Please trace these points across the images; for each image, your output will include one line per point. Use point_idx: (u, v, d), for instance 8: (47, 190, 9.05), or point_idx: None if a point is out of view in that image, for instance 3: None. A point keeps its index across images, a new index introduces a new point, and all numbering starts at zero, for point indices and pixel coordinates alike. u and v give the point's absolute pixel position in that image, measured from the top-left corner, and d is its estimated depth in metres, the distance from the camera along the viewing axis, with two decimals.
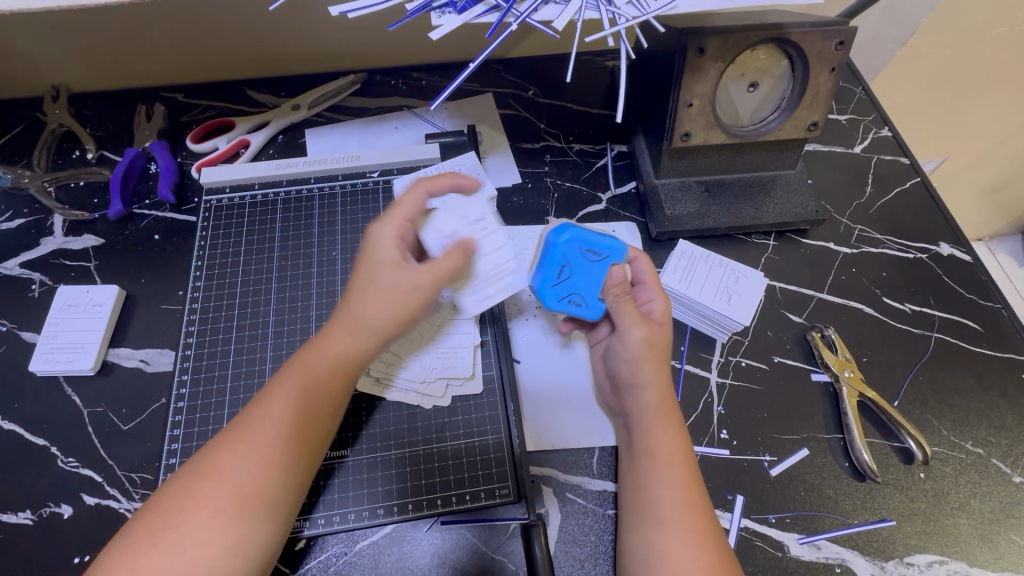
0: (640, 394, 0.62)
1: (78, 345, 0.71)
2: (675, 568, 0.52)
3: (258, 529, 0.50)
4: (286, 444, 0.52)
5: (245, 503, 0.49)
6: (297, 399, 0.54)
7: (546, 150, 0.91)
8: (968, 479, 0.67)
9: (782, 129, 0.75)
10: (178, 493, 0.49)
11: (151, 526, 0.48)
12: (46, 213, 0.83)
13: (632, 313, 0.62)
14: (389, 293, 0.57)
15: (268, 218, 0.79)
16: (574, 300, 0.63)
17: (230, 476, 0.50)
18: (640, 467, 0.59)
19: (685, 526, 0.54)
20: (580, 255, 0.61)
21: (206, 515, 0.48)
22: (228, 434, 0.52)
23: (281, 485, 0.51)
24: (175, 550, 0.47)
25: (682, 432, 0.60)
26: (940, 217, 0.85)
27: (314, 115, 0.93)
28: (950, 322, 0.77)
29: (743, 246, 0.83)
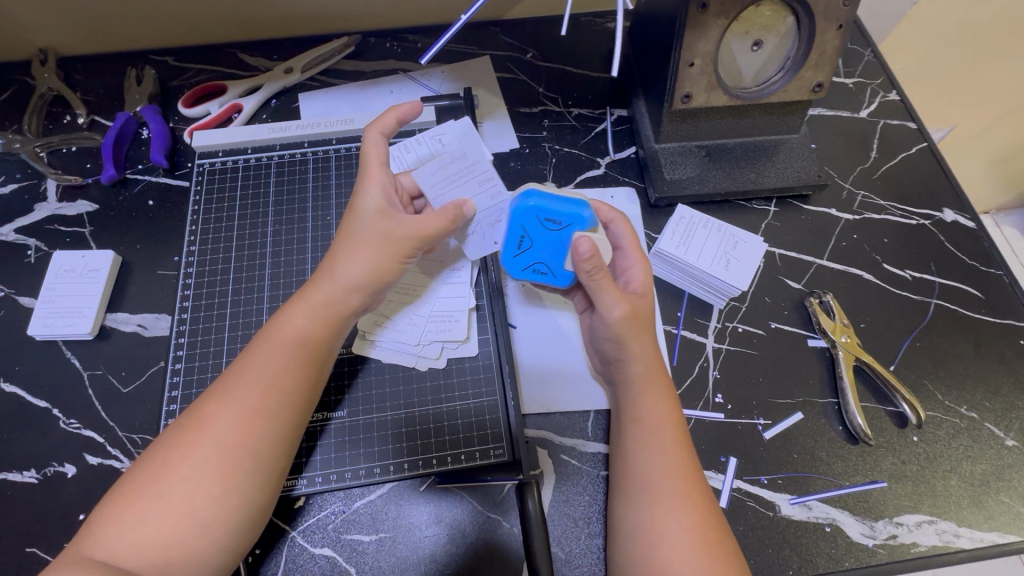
0: (627, 364, 0.61)
1: (75, 310, 0.71)
2: (666, 526, 0.53)
3: (243, 481, 0.50)
4: (265, 399, 0.53)
5: (230, 457, 0.50)
6: (279, 359, 0.55)
7: (544, 114, 0.89)
8: (960, 442, 0.67)
9: (786, 90, 0.72)
10: (166, 448, 0.50)
11: (140, 480, 0.49)
12: (39, 179, 0.82)
13: (612, 291, 0.60)
14: (376, 241, 0.60)
15: (261, 182, 0.78)
16: (539, 267, 0.64)
17: (215, 429, 0.50)
18: (628, 431, 0.59)
19: (675, 487, 0.55)
20: (541, 226, 0.61)
21: (192, 465, 0.49)
22: (213, 392, 0.53)
23: (263, 440, 0.52)
24: (165, 499, 0.48)
25: (671, 397, 0.60)
26: (944, 182, 0.84)
27: (307, 78, 0.91)
28: (951, 288, 0.76)
29: (743, 211, 0.81)
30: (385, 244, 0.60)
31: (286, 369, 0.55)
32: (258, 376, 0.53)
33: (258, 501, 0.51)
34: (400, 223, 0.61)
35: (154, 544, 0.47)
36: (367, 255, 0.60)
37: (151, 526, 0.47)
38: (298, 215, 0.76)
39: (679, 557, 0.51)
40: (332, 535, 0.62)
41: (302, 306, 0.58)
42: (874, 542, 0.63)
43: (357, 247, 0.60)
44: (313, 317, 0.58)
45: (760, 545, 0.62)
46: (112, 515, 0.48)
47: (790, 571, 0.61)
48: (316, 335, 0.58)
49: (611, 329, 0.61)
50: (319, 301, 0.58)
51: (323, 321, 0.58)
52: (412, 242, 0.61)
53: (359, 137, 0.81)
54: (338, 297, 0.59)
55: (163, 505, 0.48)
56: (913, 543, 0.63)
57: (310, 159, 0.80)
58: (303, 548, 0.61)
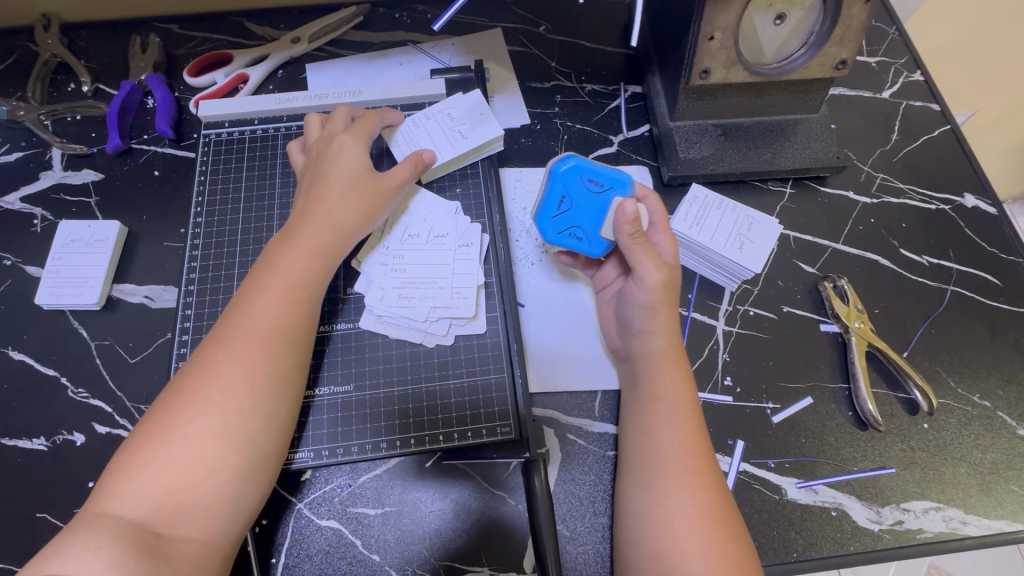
0: (649, 337, 0.61)
1: (82, 279, 0.71)
2: (675, 505, 0.52)
3: (247, 421, 0.50)
4: (267, 338, 0.54)
5: (233, 394, 0.50)
6: (276, 298, 0.56)
7: (556, 90, 0.87)
8: (972, 430, 0.66)
9: (808, 67, 0.70)
10: (172, 395, 0.51)
11: (147, 430, 0.49)
12: (44, 147, 0.81)
13: (650, 256, 0.60)
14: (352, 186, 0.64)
15: (267, 153, 0.77)
16: (574, 233, 0.65)
17: (216, 366, 0.51)
18: (642, 408, 0.59)
19: (686, 465, 0.54)
20: (582, 185, 0.64)
21: (197, 407, 0.49)
22: (212, 337, 0.54)
23: (266, 375, 0.52)
24: (173, 443, 0.48)
25: (687, 373, 0.60)
26: (967, 166, 0.82)
27: (315, 49, 0.89)
28: (968, 275, 0.75)
29: (758, 193, 0.80)
30: (362, 190, 0.64)
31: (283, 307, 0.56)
32: (257, 318, 0.54)
33: (266, 443, 0.52)
34: (380, 178, 0.66)
35: (162, 490, 0.47)
36: (349, 199, 0.63)
37: (160, 472, 0.47)
38: None
39: (688, 534, 0.51)
40: (338, 508, 0.62)
41: (292, 246, 0.60)
42: (880, 527, 0.62)
43: (343, 196, 0.63)
44: (310, 257, 0.60)
45: (765, 527, 0.62)
46: (123, 467, 0.47)
47: (795, 554, 0.61)
48: (311, 275, 0.59)
49: (647, 294, 0.61)
50: (313, 241, 0.60)
51: (316, 261, 0.60)
52: (390, 195, 0.66)
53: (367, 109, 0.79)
54: (329, 237, 0.61)
55: (170, 452, 0.48)
56: (919, 529, 0.62)
57: None
58: (309, 520, 0.61)
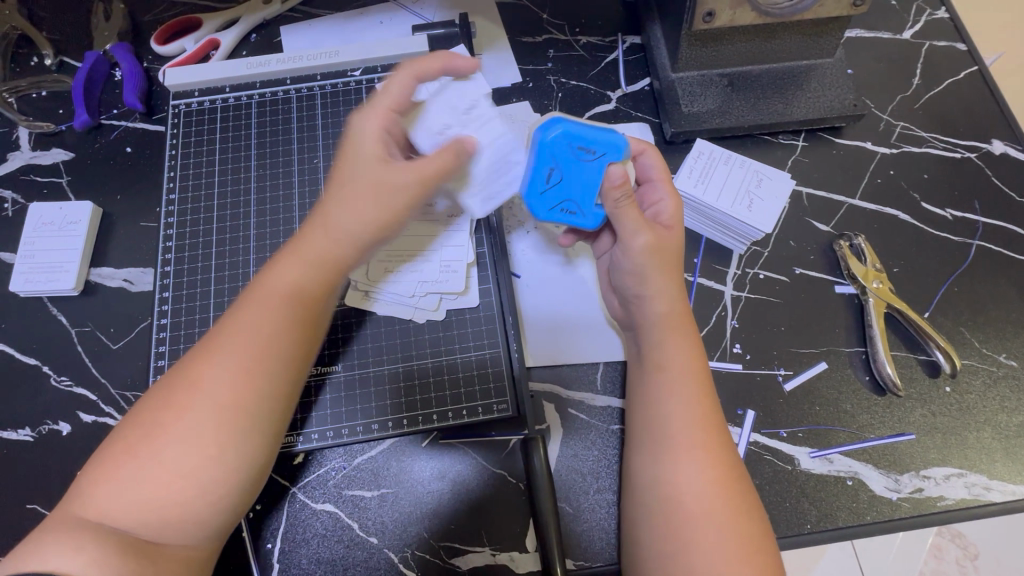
0: (649, 303, 0.57)
1: (57, 264, 0.68)
2: (683, 484, 0.50)
3: (238, 441, 0.46)
4: (261, 357, 0.48)
5: (222, 416, 0.46)
6: (276, 312, 0.50)
7: (549, 44, 0.81)
8: (998, 392, 0.62)
9: (823, 4, 0.64)
10: (157, 405, 0.46)
11: (129, 440, 0.45)
12: (10, 126, 0.77)
13: (634, 217, 0.55)
14: (372, 186, 0.52)
15: (241, 124, 0.72)
16: (567, 207, 0.57)
17: (207, 383, 0.47)
18: (647, 381, 0.55)
19: (694, 443, 0.51)
20: (572, 154, 0.55)
21: (184, 426, 0.45)
22: (204, 345, 0.49)
23: (263, 398, 0.47)
24: (157, 461, 0.45)
25: (694, 339, 0.56)
26: (995, 111, 0.76)
27: (288, 10, 0.83)
28: (996, 228, 0.70)
29: (769, 148, 0.74)
30: (379, 186, 0.52)
31: (284, 323, 0.49)
32: (253, 333, 0.48)
33: (258, 461, 0.48)
34: (399, 168, 0.53)
35: (145, 504, 0.44)
36: (366, 203, 0.52)
37: (142, 485, 0.44)
38: (283, 158, 0.71)
39: (699, 509, 0.49)
40: (334, 491, 0.60)
41: (296, 251, 0.52)
42: (898, 496, 0.59)
43: (358, 192, 0.52)
44: (312, 264, 0.52)
45: (776, 499, 0.59)
46: (104, 473, 0.44)
47: (808, 526, 0.59)
48: (315, 285, 0.52)
49: (633, 260, 0.57)
50: (314, 249, 0.52)
51: (318, 272, 0.51)
52: (415, 193, 0.53)
53: (345, 71, 0.74)
54: (333, 246, 0.52)
55: (154, 465, 0.44)
56: (940, 496, 0.59)
57: (293, 97, 0.73)
58: (305, 504, 0.59)
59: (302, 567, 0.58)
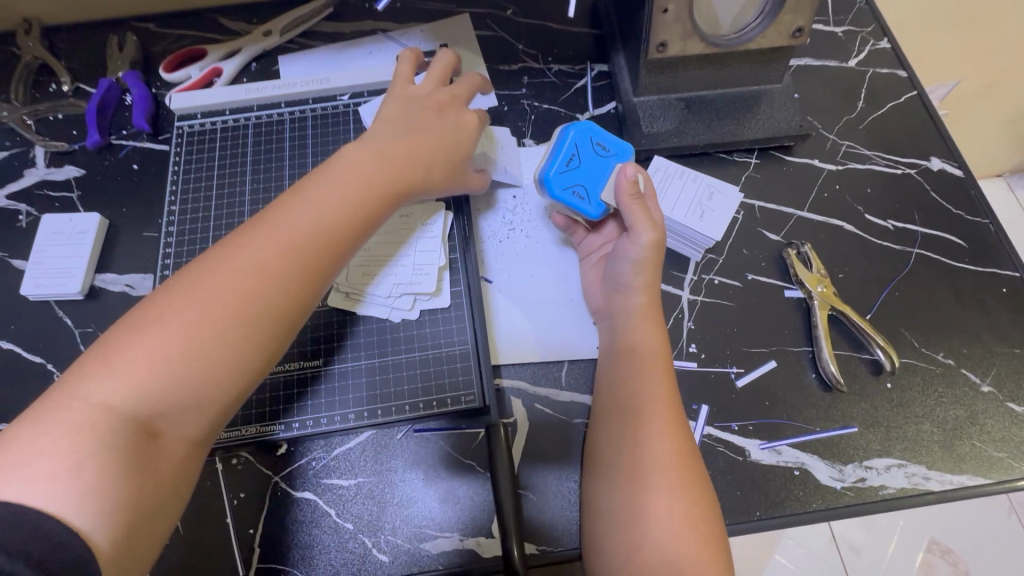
0: (631, 294, 0.64)
1: (65, 270, 0.74)
2: (648, 454, 0.55)
3: (239, 341, 0.49)
4: (291, 257, 0.52)
5: (239, 305, 0.49)
6: (318, 214, 0.54)
7: (523, 71, 0.88)
8: (936, 388, 0.67)
9: (765, 36, 0.72)
10: (187, 279, 0.49)
11: (152, 310, 0.48)
12: (28, 146, 0.84)
13: (647, 212, 0.63)
14: (405, 139, 0.61)
15: (239, 142, 0.79)
16: (578, 191, 0.67)
17: (223, 275, 0.50)
18: (620, 364, 0.62)
19: (658, 417, 0.57)
20: (591, 148, 0.67)
21: (205, 307, 0.48)
22: (241, 234, 0.52)
23: (282, 297, 0.51)
24: (170, 334, 0.47)
25: (662, 331, 0.62)
26: (933, 131, 0.82)
27: (286, 41, 0.91)
28: (934, 237, 0.75)
29: (724, 165, 0.80)
30: (408, 140, 0.61)
31: (318, 228, 0.53)
32: (288, 235, 0.52)
33: (261, 363, 0.50)
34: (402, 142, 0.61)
35: (147, 375, 0.45)
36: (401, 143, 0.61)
37: (151, 354, 0.46)
38: (276, 174, 0.77)
39: (669, 485, 0.54)
40: (313, 480, 0.64)
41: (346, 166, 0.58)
42: (842, 485, 0.63)
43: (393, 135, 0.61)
44: (356, 182, 0.57)
45: (728, 488, 0.63)
46: (118, 337, 0.46)
47: (757, 513, 0.62)
48: (354, 196, 0.56)
49: (639, 252, 0.63)
50: (355, 177, 0.57)
51: (358, 189, 0.56)
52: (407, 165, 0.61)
53: (335, 96, 0.81)
54: (375, 165, 0.58)
55: (156, 352, 0.46)
56: (881, 485, 0.63)
57: (287, 119, 0.80)
58: (286, 492, 0.64)
59: (283, 551, 0.62)
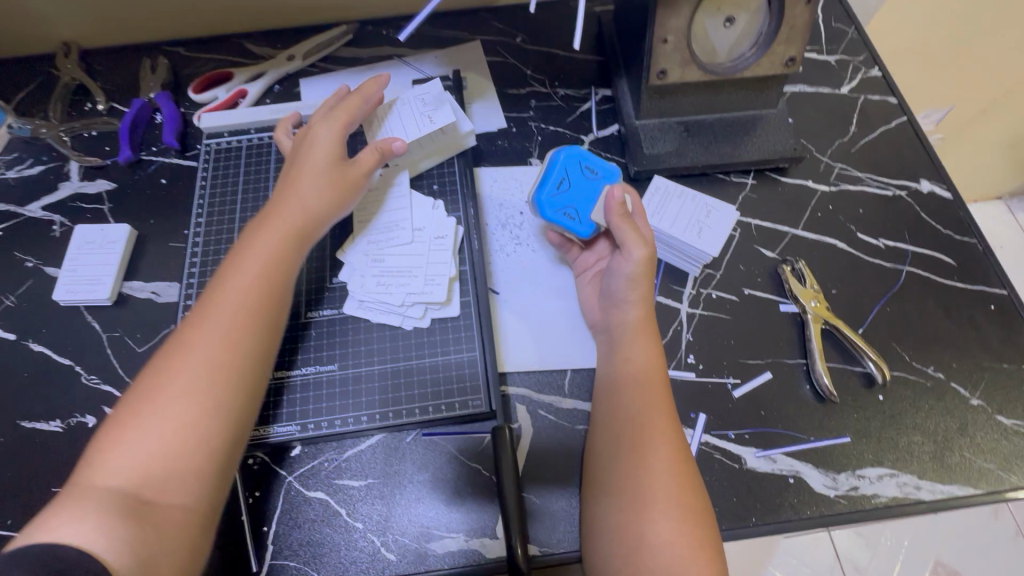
0: (627, 308, 0.67)
1: (95, 277, 0.78)
2: (647, 460, 0.58)
3: (221, 406, 0.56)
4: (240, 326, 0.59)
5: (210, 378, 0.56)
6: (217, 291, 0.61)
7: (531, 95, 0.93)
8: (926, 400, 0.69)
9: (760, 65, 0.76)
10: (156, 372, 0.56)
11: (131, 406, 0.54)
12: (63, 161, 0.89)
13: (636, 229, 0.67)
14: (313, 173, 0.70)
15: (263, 160, 0.84)
16: (568, 212, 0.71)
17: (192, 360, 0.56)
18: (618, 373, 0.65)
19: (656, 425, 0.60)
20: (580, 171, 0.72)
21: (179, 387, 0.55)
22: (189, 321, 0.59)
23: (247, 360, 0.58)
24: (155, 420, 0.53)
25: (657, 343, 0.66)
26: (923, 155, 0.86)
27: (308, 65, 0.96)
28: (924, 255, 0.78)
29: (722, 185, 0.84)
30: (326, 178, 0.70)
31: (236, 300, 0.60)
32: (219, 311, 0.59)
33: (243, 418, 0.57)
34: (353, 164, 0.71)
35: (142, 460, 0.52)
36: (317, 186, 0.69)
37: (141, 443, 0.52)
38: None
39: (663, 486, 0.57)
40: (325, 480, 0.67)
41: (258, 237, 0.65)
42: (835, 493, 0.65)
43: (319, 177, 0.69)
44: (276, 241, 0.65)
45: (725, 494, 0.66)
46: (107, 442, 0.52)
47: (753, 519, 0.64)
48: (260, 265, 0.63)
49: (631, 268, 0.67)
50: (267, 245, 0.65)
51: (254, 260, 0.63)
52: (359, 179, 0.71)
53: None
54: (292, 223, 0.67)
55: (148, 430, 0.53)
56: (874, 494, 0.65)
57: None
58: (299, 491, 0.66)
59: (294, 549, 0.64)
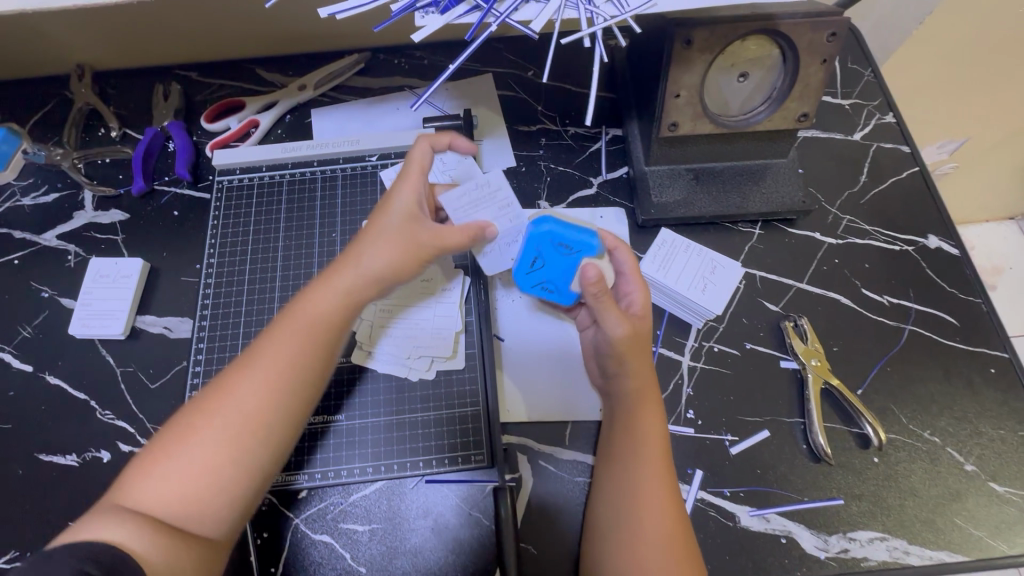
0: (624, 377, 0.67)
1: (109, 312, 0.80)
2: (643, 536, 0.60)
3: (252, 451, 0.55)
4: (286, 373, 0.58)
5: (247, 423, 0.55)
6: (274, 336, 0.60)
7: (542, 133, 0.93)
8: (920, 464, 0.71)
9: (771, 120, 0.76)
10: (199, 407, 0.56)
11: (171, 438, 0.55)
12: (78, 188, 0.90)
13: (615, 313, 0.65)
14: (396, 241, 0.64)
15: (274, 198, 0.85)
16: (546, 286, 0.71)
17: (235, 404, 0.56)
18: (619, 442, 0.66)
19: (657, 500, 0.62)
20: (553, 248, 0.69)
21: (217, 430, 0.55)
22: (241, 362, 0.59)
23: (285, 408, 0.57)
24: (189, 456, 0.53)
25: (660, 415, 0.67)
26: (933, 208, 0.86)
27: (319, 94, 0.96)
28: (927, 314, 0.79)
29: (729, 233, 0.85)
30: (398, 241, 0.64)
31: (292, 348, 0.59)
32: (274, 355, 0.58)
33: (270, 462, 0.57)
34: (425, 228, 0.65)
35: (173, 495, 0.52)
36: (387, 249, 0.64)
37: (174, 477, 0.53)
38: (306, 231, 0.83)
39: (658, 563, 0.59)
40: (331, 523, 0.69)
41: (323, 286, 0.63)
42: (826, 555, 0.67)
43: (386, 239, 0.64)
44: (335, 295, 0.62)
45: (717, 552, 0.67)
46: (142, 468, 0.53)
47: None
48: (319, 314, 0.61)
49: (613, 346, 0.66)
50: (325, 295, 0.62)
51: (316, 310, 0.61)
52: (433, 249, 0.66)
53: (363, 156, 0.87)
54: (357, 278, 0.63)
55: (181, 466, 0.53)
56: (864, 557, 0.67)
57: (319, 177, 0.86)
58: (305, 533, 0.68)
59: None
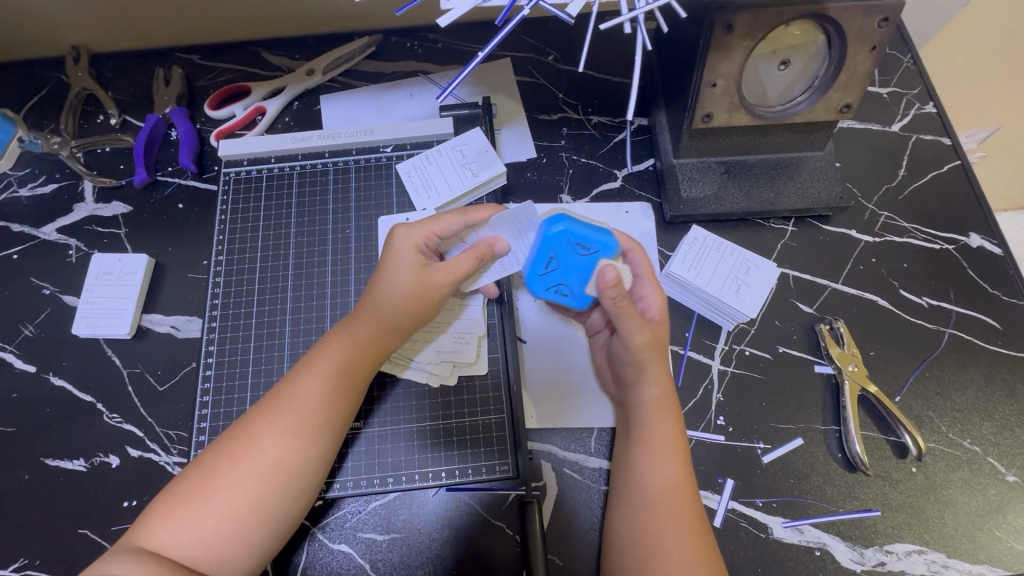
0: (642, 387, 0.63)
1: (114, 310, 0.76)
2: (658, 548, 0.56)
3: (273, 498, 0.55)
4: (307, 422, 0.57)
5: (268, 471, 0.55)
6: (294, 382, 0.59)
7: (563, 122, 0.88)
8: (960, 474, 0.68)
9: (812, 111, 0.71)
10: (221, 451, 0.56)
11: (192, 482, 0.54)
12: (77, 179, 0.86)
13: (632, 316, 0.62)
14: (410, 287, 0.63)
15: (284, 191, 0.81)
16: (562, 289, 0.67)
17: (256, 451, 0.55)
18: (633, 451, 0.62)
19: (673, 510, 0.58)
20: (570, 249, 0.65)
21: (238, 477, 0.54)
22: (262, 406, 0.58)
23: (305, 459, 0.57)
24: (210, 502, 0.53)
25: (679, 423, 0.63)
26: (975, 205, 0.82)
27: (328, 80, 0.91)
28: (968, 317, 0.75)
29: (760, 230, 0.81)
30: (413, 286, 0.63)
31: (312, 395, 0.58)
32: (295, 403, 0.58)
33: (290, 511, 0.56)
34: (438, 270, 0.63)
35: (195, 541, 0.51)
36: (403, 296, 0.62)
37: (196, 523, 0.52)
38: (319, 228, 0.79)
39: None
40: (350, 533, 0.67)
41: (342, 336, 0.62)
42: (861, 568, 0.65)
43: (399, 284, 0.63)
44: (353, 345, 0.61)
45: (748, 564, 0.65)
46: (164, 511, 0.53)
47: None
48: (338, 364, 0.60)
49: (632, 352, 0.63)
50: (345, 343, 0.61)
51: (336, 357, 0.61)
52: (448, 290, 0.64)
53: (377, 148, 0.83)
54: (374, 325, 0.62)
55: (201, 512, 0.52)
56: (901, 570, 0.65)
57: (331, 169, 0.82)
58: (323, 543, 0.66)
59: None
